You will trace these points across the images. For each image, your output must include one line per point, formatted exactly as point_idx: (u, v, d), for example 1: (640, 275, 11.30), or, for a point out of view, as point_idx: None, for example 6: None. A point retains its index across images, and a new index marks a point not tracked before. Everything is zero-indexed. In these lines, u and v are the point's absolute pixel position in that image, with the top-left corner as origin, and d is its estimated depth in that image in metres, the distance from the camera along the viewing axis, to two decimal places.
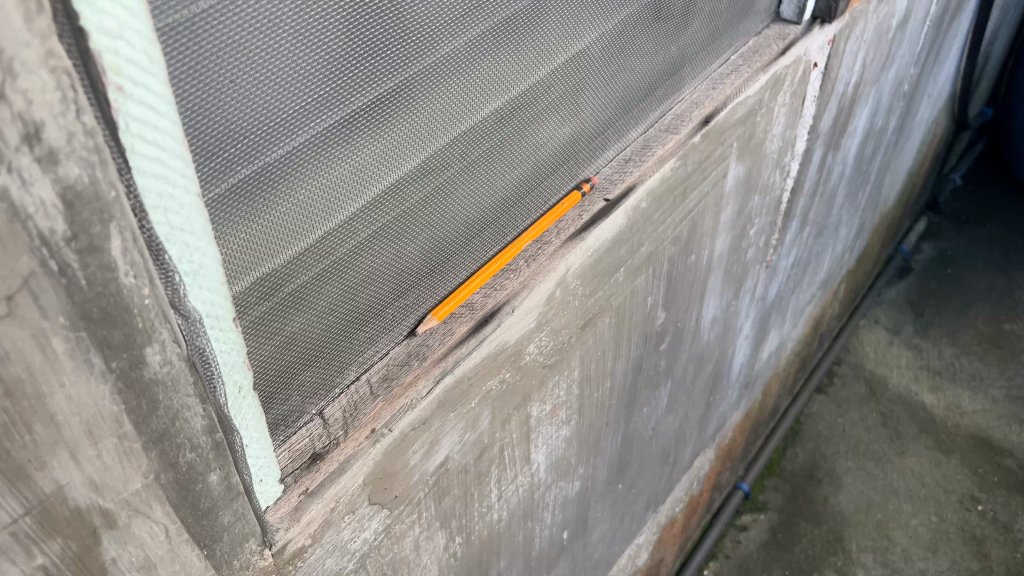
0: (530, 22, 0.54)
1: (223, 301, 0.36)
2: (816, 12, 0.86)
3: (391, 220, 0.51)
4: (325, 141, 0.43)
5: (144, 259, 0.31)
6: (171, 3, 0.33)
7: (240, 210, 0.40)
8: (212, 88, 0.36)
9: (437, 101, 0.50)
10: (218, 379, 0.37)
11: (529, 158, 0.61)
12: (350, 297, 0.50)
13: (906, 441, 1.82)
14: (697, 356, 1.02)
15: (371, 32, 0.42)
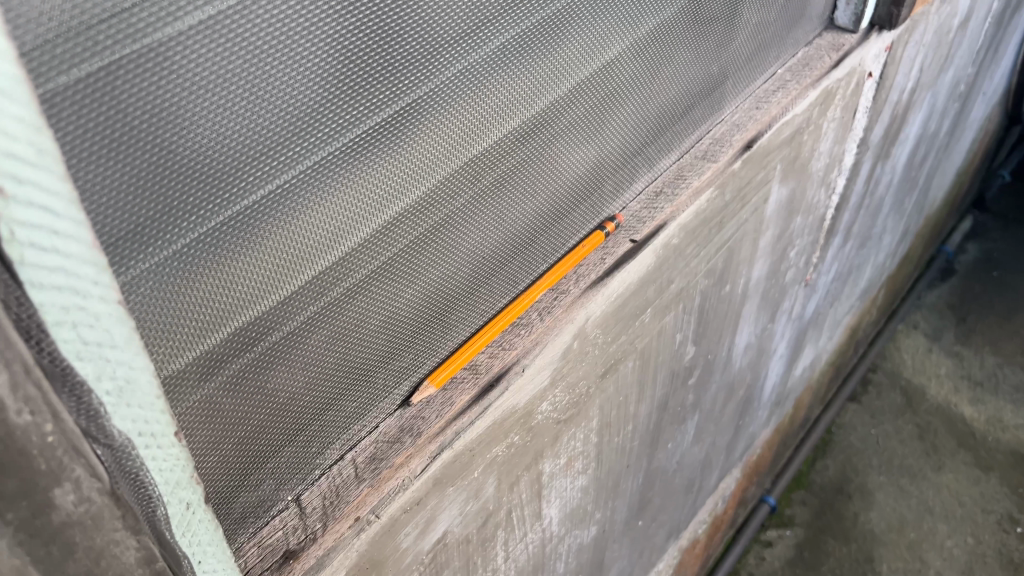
0: (551, 33, 0.48)
1: (158, 415, 0.30)
2: (875, 19, 0.77)
3: (387, 262, 0.45)
4: (294, 189, 0.38)
5: (44, 391, 0.25)
6: (74, 57, 0.27)
7: (196, 275, 0.35)
8: (142, 151, 0.31)
9: (434, 135, 0.44)
10: (157, 501, 0.31)
11: (548, 190, 0.55)
12: (341, 350, 0.45)
13: (943, 456, 1.73)
14: (727, 385, 0.95)
15: (351, 57, 0.37)
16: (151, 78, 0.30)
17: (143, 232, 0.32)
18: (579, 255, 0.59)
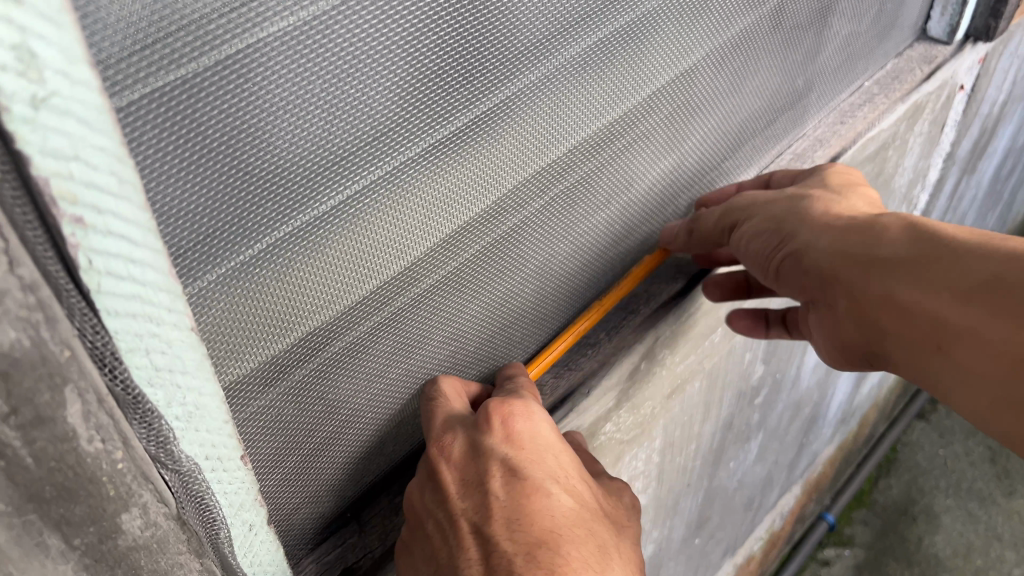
0: (633, 41, 0.46)
1: (228, 438, 0.29)
2: (971, 30, 0.73)
3: (453, 271, 0.44)
4: (362, 198, 0.37)
5: (116, 421, 0.24)
6: (152, 73, 0.27)
7: (264, 287, 0.35)
8: (221, 172, 0.31)
9: (506, 145, 0.43)
10: (222, 524, 0.31)
11: (621, 200, 0.53)
12: (401, 359, 0.44)
13: (1016, 481, 1.66)
14: (793, 403, 0.92)
15: (427, 65, 0.36)
16: (230, 99, 0.29)
17: (210, 245, 0.32)
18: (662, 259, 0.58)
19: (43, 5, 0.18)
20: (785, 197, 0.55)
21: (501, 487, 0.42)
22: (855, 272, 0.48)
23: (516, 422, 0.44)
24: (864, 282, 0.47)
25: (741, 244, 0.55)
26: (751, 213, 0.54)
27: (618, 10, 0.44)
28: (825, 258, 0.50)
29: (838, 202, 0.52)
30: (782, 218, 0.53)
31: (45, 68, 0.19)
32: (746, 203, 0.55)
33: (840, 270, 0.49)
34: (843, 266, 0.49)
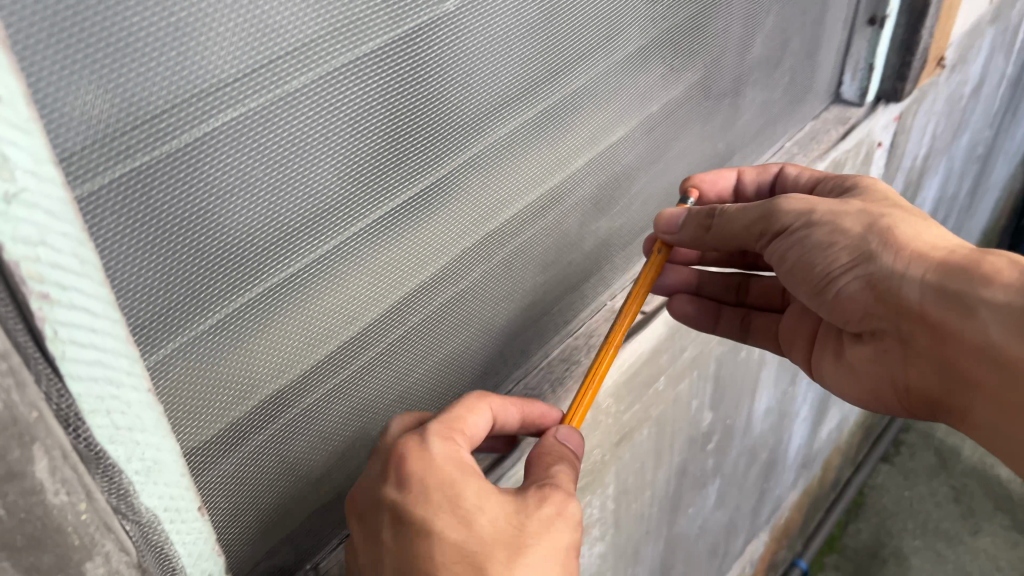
0: (557, 118, 0.51)
1: (185, 491, 0.32)
2: (881, 92, 0.80)
3: (398, 338, 0.48)
4: (311, 270, 0.41)
5: (79, 474, 0.27)
6: (112, 164, 0.30)
7: (219, 356, 0.38)
8: (175, 251, 0.34)
9: (445, 217, 0.47)
10: (180, 573, 0.33)
11: (557, 263, 0.58)
12: (358, 418, 0.48)
13: (980, 519, 1.69)
14: (748, 449, 0.96)
15: (368, 150, 0.40)
16: (183, 185, 0.33)
17: (167, 318, 0.35)
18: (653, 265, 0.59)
19: (14, 117, 0.22)
20: (857, 207, 0.54)
21: (391, 538, 0.42)
22: (946, 318, 0.50)
23: (407, 465, 0.43)
24: (955, 333, 0.50)
25: (788, 259, 0.55)
26: (811, 227, 0.54)
27: (540, 91, 0.49)
28: (913, 298, 0.51)
29: (921, 228, 0.52)
30: (859, 241, 0.52)
31: (16, 169, 0.22)
32: (801, 219, 0.54)
33: (929, 314, 0.50)
34: (933, 310, 0.50)
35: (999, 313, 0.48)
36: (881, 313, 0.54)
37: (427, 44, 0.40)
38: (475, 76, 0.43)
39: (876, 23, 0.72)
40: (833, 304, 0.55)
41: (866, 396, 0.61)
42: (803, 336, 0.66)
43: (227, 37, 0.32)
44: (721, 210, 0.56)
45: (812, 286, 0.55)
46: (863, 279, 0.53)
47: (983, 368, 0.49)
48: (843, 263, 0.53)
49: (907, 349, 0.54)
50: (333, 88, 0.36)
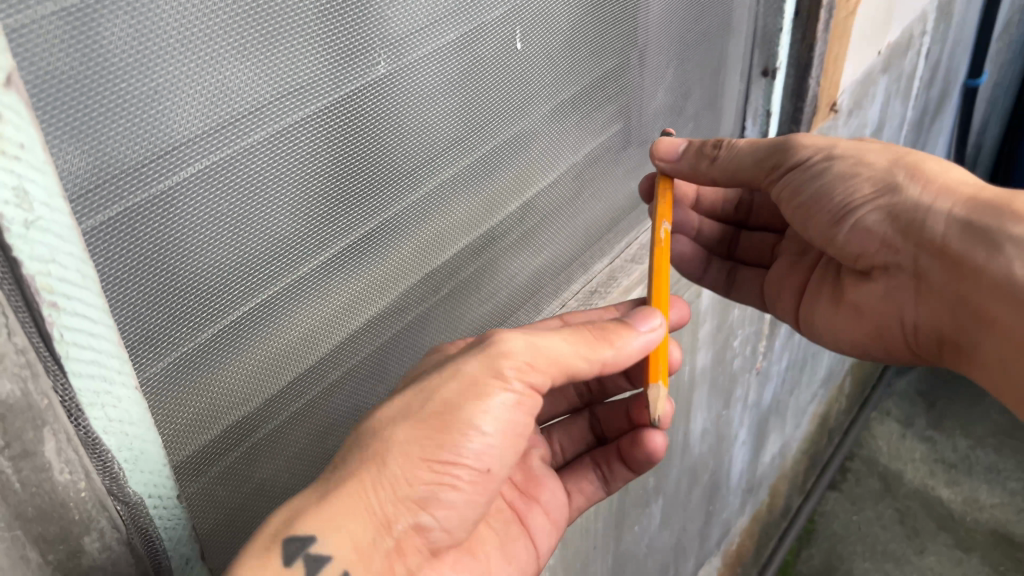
0: (481, 170, 0.60)
1: (167, 480, 0.37)
2: (781, 135, 0.90)
3: (353, 365, 0.56)
4: (274, 305, 0.48)
5: (79, 456, 0.33)
6: (102, 209, 0.37)
7: (195, 379, 0.45)
8: (158, 287, 0.41)
9: (386, 259, 0.55)
10: (163, 553, 0.39)
11: (488, 301, 0.67)
12: (320, 443, 0.56)
13: (925, 539, 1.76)
14: (689, 470, 1.02)
15: (316, 204, 0.47)
16: (159, 227, 0.40)
17: (151, 345, 0.42)
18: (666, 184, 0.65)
19: (34, 159, 0.28)
20: (881, 150, 0.68)
21: None
22: (966, 249, 0.61)
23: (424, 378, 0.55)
24: (974, 264, 0.60)
25: (800, 192, 0.69)
26: (835, 159, 0.68)
27: (466, 148, 0.57)
28: (939, 229, 0.63)
29: (946, 169, 0.65)
30: (886, 177, 0.66)
31: (34, 202, 0.28)
32: (823, 159, 0.68)
33: (951, 245, 0.62)
34: (955, 241, 0.62)
35: (1020, 249, 0.58)
36: (896, 244, 0.66)
37: (366, 114, 0.47)
38: (408, 139, 0.51)
39: (769, 75, 0.83)
40: (851, 233, 0.67)
41: (864, 335, 0.73)
42: (793, 294, 0.79)
43: (193, 106, 0.38)
44: (724, 142, 0.69)
45: (833, 212, 0.68)
46: (882, 209, 0.66)
47: (998, 301, 0.59)
48: (869, 193, 0.66)
49: (920, 284, 0.66)
50: (286, 151, 0.44)
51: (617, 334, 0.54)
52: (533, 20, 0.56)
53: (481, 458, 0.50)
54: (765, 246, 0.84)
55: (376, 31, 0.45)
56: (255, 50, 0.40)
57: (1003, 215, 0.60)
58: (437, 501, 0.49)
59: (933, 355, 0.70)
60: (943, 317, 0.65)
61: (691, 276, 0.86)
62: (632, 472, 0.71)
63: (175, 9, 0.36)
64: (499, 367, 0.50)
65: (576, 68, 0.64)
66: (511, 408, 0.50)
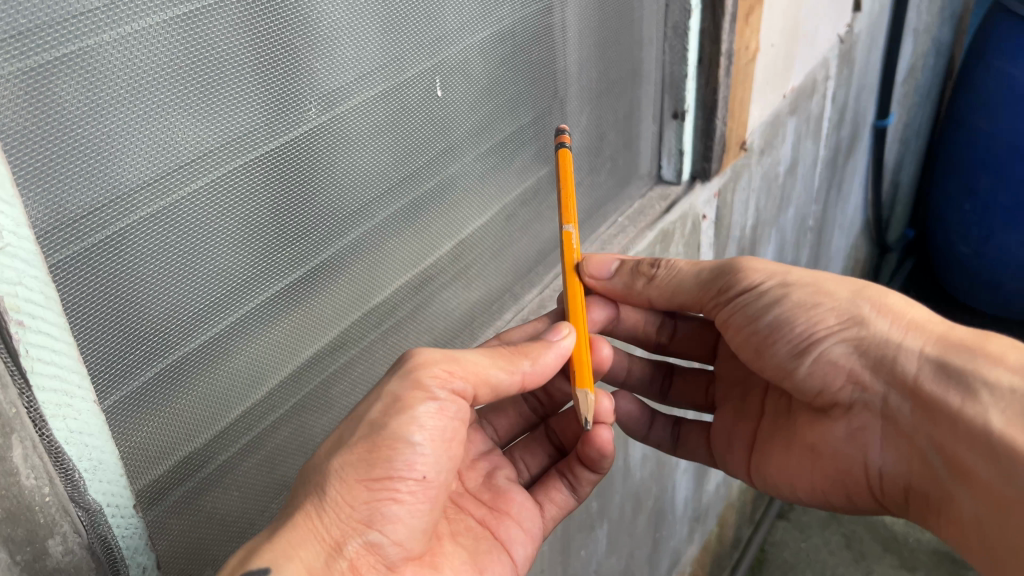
0: (414, 211, 0.65)
1: (122, 490, 0.41)
2: (694, 173, 0.97)
3: (298, 401, 0.60)
4: (221, 338, 0.51)
5: (44, 462, 0.36)
6: (62, 247, 0.40)
7: (151, 410, 0.48)
8: (115, 320, 0.44)
9: (328, 296, 0.59)
10: (120, 559, 0.42)
11: (426, 333, 0.71)
12: (266, 472, 0.59)
13: (871, 561, 1.82)
14: (631, 495, 1.06)
15: (258, 242, 0.51)
16: (115, 263, 0.43)
17: (111, 376, 0.45)
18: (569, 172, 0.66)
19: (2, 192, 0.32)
20: (843, 280, 0.69)
21: None
22: (940, 390, 0.60)
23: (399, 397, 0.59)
24: (949, 407, 0.58)
25: (734, 318, 0.72)
26: (791, 291, 0.69)
27: (398, 191, 0.62)
28: (911, 368, 0.62)
29: (911, 306, 0.65)
30: (850, 310, 0.66)
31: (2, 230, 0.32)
32: (781, 288, 0.69)
33: (924, 385, 0.61)
34: (928, 382, 0.60)
35: (996, 398, 0.56)
36: (862, 379, 0.65)
37: (302, 157, 0.52)
38: (343, 181, 0.56)
39: (678, 117, 0.92)
40: (813, 365, 0.67)
41: (823, 482, 0.70)
42: (743, 448, 0.80)
43: (139, 153, 0.43)
44: (663, 262, 0.74)
45: (795, 343, 0.68)
46: (847, 342, 0.65)
47: (975, 453, 0.56)
48: (833, 326, 0.66)
49: (886, 423, 0.64)
50: (228, 192, 0.48)
51: (533, 348, 0.62)
52: (452, 70, 0.62)
53: (416, 469, 0.53)
54: (699, 385, 0.89)
55: (307, 82, 0.50)
56: (196, 102, 0.44)
57: (979, 358, 0.59)
58: (381, 516, 0.52)
59: (899, 510, 0.67)
60: (912, 466, 0.62)
61: (637, 433, 0.89)
62: (596, 474, 0.75)
63: (122, 67, 0.40)
64: (419, 379, 0.55)
65: (496, 112, 0.69)
66: (437, 414, 0.55)
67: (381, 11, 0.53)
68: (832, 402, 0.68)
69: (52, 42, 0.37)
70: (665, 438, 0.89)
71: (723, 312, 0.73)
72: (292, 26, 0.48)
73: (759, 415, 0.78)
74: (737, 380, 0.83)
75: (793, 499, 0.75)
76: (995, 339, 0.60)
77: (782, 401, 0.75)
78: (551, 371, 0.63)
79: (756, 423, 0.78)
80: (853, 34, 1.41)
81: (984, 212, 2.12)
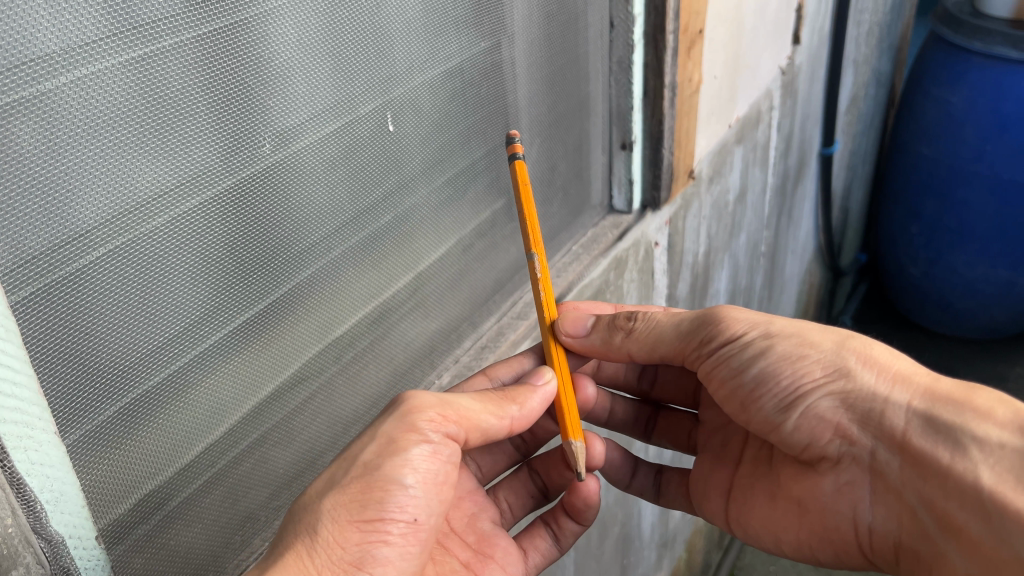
0: (373, 245, 0.66)
1: (85, 521, 0.43)
2: (645, 202, 1.00)
3: (260, 435, 0.60)
4: (184, 372, 0.52)
5: (5, 494, 0.37)
6: (22, 285, 0.41)
7: (113, 445, 0.49)
8: (76, 356, 0.45)
9: (290, 329, 0.60)
10: None
11: (387, 364, 0.72)
12: (228, 507, 0.59)
13: None
14: (597, 520, 1.08)
15: (217, 275, 0.52)
16: (78, 299, 0.44)
17: (74, 412, 0.45)
18: (528, 193, 0.67)
19: None
20: (825, 331, 0.68)
21: None
22: (928, 445, 0.59)
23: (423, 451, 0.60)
24: (939, 464, 0.58)
25: (712, 370, 0.72)
26: (775, 342, 0.69)
27: (356, 225, 0.64)
28: (899, 423, 0.61)
29: (897, 359, 0.65)
30: (835, 361, 0.66)
31: None
32: (764, 340, 0.69)
33: (912, 440, 0.60)
34: (917, 437, 0.60)
35: (984, 453, 0.56)
36: (850, 433, 0.64)
37: (257, 192, 0.53)
38: (300, 215, 0.57)
39: (627, 148, 0.95)
40: (801, 419, 0.66)
41: (810, 535, 0.70)
42: (721, 494, 0.80)
43: (98, 192, 0.44)
44: (640, 315, 0.75)
45: (782, 396, 0.67)
46: (834, 396, 0.65)
47: (968, 511, 0.55)
48: (819, 379, 0.66)
49: (873, 478, 0.63)
50: (187, 228, 0.49)
51: (519, 393, 0.64)
52: (403, 106, 0.64)
53: (407, 510, 0.53)
54: (681, 430, 0.90)
55: (261, 119, 0.52)
56: (152, 141, 0.46)
57: (968, 415, 0.58)
58: (373, 557, 0.51)
59: (887, 567, 0.67)
60: (902, 522, 0.62)
61: (620, 482, 0.91)
62: (579, 526, 0.78)
63: (80, 108, 0.42)
64: (413, 422, 0.56)
65: (449, 145, 0.72)
66: (429, 458, 0.55)
67: (332, 51, 0.55)
68: (819, 456, 0.67)
69: (12, 85, 0.38)
70: (648, 486, 0.90)
71: (705, 362, 0.73)
72: (245, 66, 0.50)
73: (737, 460, 0.79)
74: (718, 427, 0.83)
75: (776, 548, 0.76)
76: (981, 391, 0.60)
77: (762, 450, 0.76)
78: (535, 414, 0.65)
79: (734, 468, 0.79)
80: (794, 65, 1.46)
81: (931, 233, 2.19)
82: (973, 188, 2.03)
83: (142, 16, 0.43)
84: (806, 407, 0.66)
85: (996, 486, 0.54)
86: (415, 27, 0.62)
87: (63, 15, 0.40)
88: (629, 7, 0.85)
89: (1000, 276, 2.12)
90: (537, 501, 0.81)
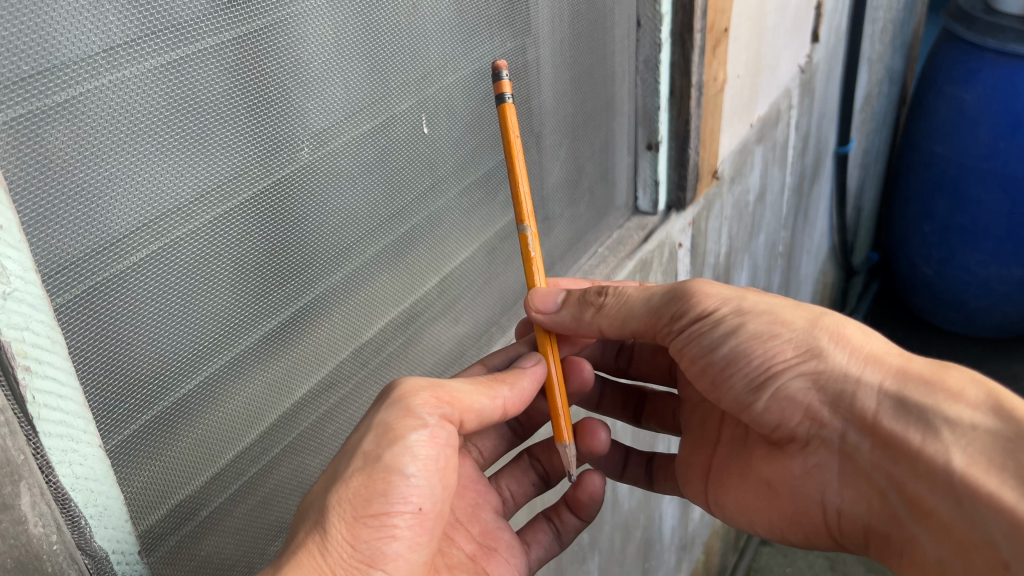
0: (404, 249, 0.65)
1: (127, 535, 0.42)
2: (670, 203, 1.00)
3: (291, 443, 0.59)
4: (218, 377, 0.51)
5: (52, 510, 0.36)
6: (59, 291, 0.40)
7: (147, 454, 0.47)
8: (113, 364, 0.44)
9: (324, 333, 0.59)
10: None
11: (416, 368, 0.71)
12: (260, 516, 0.57)
13: None
14: (620, 525, 1.07)
15: (253, 280, 0.51)
16: (120, 303, 0.43)
17: (108, 420, 0.44)
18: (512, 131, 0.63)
19: (9, 238, 0.33)
20: (800, 309, 0.65)
21: None
22: (898, 427, 0.57)
23: None
24: (910, 446, 0.56)
25: (682, 347, 0.68)
26: (748, 320, 0.65)
27: (388, 228, 0.62)
28: (871, 405, 0.59)
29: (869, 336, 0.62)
30: (808, 341, 0.62)
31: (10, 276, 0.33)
32: (737, 318, 0.65)
33: (883, 423, 0.58)
34: (887, 420, 0.58)
35: (955, 434, 0.54)
36: (821, 415, 0.62)
37: (294, 194, 0.52)
38: (334, 219, 0.56)
39: (653, 148, 0.94)
40: (771, 400, 0.64)
41: (783, 518, 0.70)
42: (700, 475, 0.78)
43: (135, 196, 0.43)
44: (611, 290, 0.70)
45: (753, 376, 0.64)
46: (805, 375, 0.62)
47: (938, 495, 0.54)
48: (790, 358, 0.62)
49: (843, 461, 0.62)
50: (223, 232, 0.48)
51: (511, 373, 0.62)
52: (437, 106, 0.63)
53: (413, 499, 0.51)
54: (668, 411, 0.87)
55: (298, 122, 0.51)
56: (191, 143, 0.45)
57: (941, 398, 0.56)
58: (383, 557, 0.50)
59: (856, 548, 0.66)
60: (871, 506, 0.61)
61: (613, 473, 0.90)
62: (581, 521, 0.78)
63: (118, 111, 0.41)
64: (410, 406, 0.53)
65: (481, 147, 0.71)
66: (427, 441, 0.53)
67: (366, 52, 0.54)
68: (789, 438, 0.66)
69: (50, 87, 0.37)
70: (641, 475, 0.89)
71: (676, 340, 0.69)
72: (282, 68, 0.48)
73: (715, 442, 0.77)
74: (698, 403, 0.80)
75: (750, 530, 0.75)
76: (951, 369, 0.58)
77: (738, 429, 0.74)
78: (529, 394, 0.63)
79: (712, 450, 0.77)
80: (813, 64, 1.45)
81: (943, 233, 2.18)
82: (987, 187, 2.01)
83: (180, 17, 0.42)
84: (778, 387, 0.63)
85: (964, 466, 0.53)
86: (449, 27, 0.61)
87: (101, 13, 0.38)
88: (656, 7, 0.84)
89: (1013, 275, 2.10)
90: (536, 488, 0.80)
